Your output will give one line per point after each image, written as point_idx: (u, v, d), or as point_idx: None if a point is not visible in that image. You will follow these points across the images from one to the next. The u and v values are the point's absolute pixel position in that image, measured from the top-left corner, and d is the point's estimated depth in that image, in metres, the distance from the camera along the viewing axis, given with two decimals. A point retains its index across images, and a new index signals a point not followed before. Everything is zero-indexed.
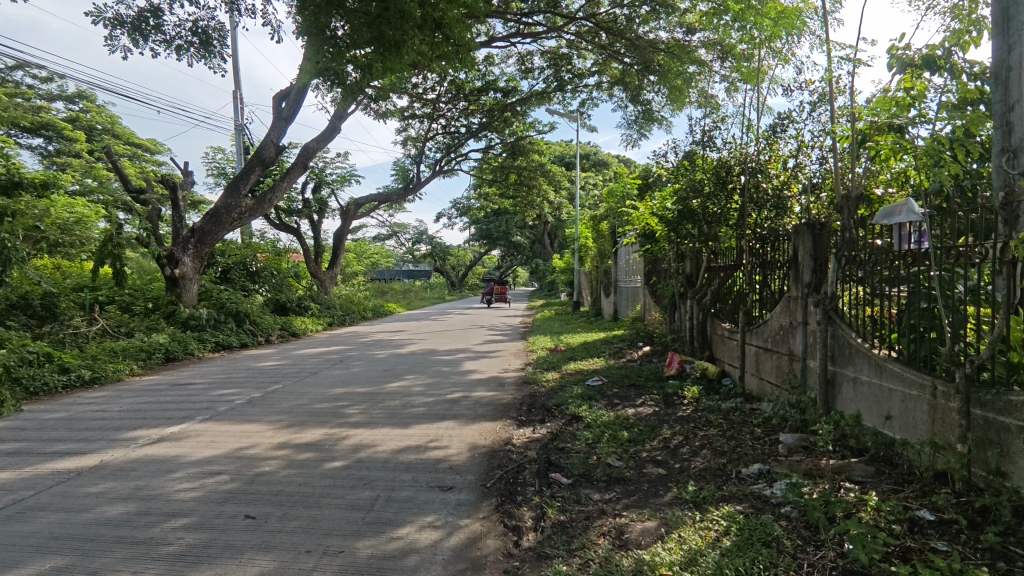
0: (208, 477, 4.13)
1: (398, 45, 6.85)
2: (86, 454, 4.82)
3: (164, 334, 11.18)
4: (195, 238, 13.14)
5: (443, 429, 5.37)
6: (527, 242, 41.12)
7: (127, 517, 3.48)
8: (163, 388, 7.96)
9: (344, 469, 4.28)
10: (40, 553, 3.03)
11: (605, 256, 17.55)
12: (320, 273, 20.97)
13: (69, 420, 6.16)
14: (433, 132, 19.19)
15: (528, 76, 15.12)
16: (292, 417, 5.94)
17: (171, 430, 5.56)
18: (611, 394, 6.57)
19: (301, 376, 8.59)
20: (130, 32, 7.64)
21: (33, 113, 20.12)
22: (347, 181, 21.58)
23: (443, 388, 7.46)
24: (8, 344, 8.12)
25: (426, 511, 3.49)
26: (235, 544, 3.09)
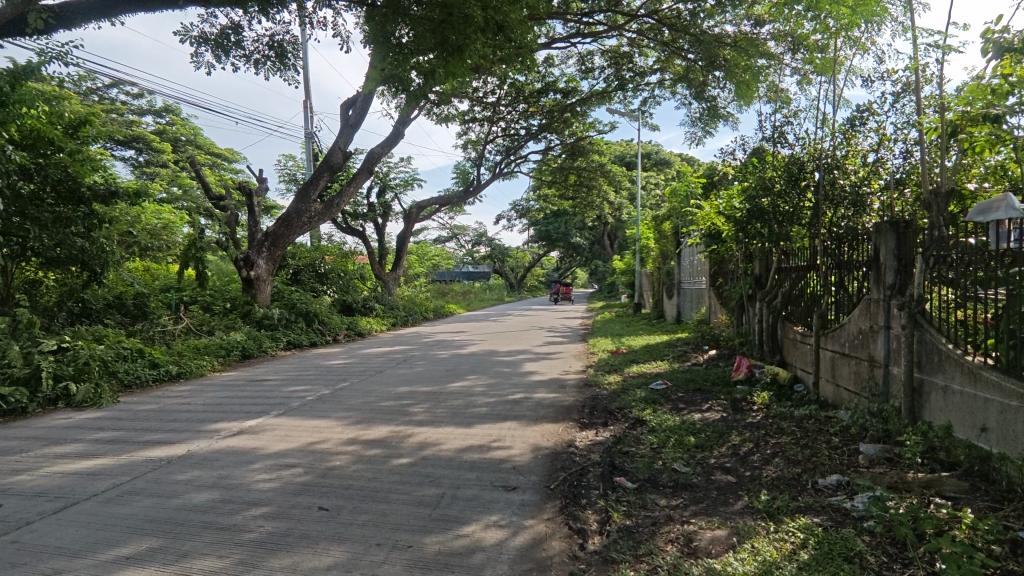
0: (284, 469, 4.34)
1: (460, 50, 6.98)
2: (175, 444, 5.17)
3: (241, 333, 11.83)
4: (269, 241, 13.80)
5: (506, 429, 5.41)
6: (586, 244, 40.86)
7: (212, 504, 3.70)
8: (241, 384, 8.43)
9: (410, 466, 4.39)
10: (138, 534, 3.27)
11: (668, 257, 17.18)
12: (384, 274, 21.59)
13: (158, 412, 6.62)
14: (493, 135, 19.41)
15: (589, 76, 15.04)
16: (360, 414, 6.15)
17: (249, 423, 5.87)
18: (676, 398, 6.42)
19: (368, 375, 8.88)
20: (213, 48, 8.12)
21: (126, 128, 21.81)
22: (410, 185, 22.12)
23: (505, 388, 7.52)
24: (106, 341, 8.79)
25: (490, 510, 3.53)
26: (310, 534, 3.22)
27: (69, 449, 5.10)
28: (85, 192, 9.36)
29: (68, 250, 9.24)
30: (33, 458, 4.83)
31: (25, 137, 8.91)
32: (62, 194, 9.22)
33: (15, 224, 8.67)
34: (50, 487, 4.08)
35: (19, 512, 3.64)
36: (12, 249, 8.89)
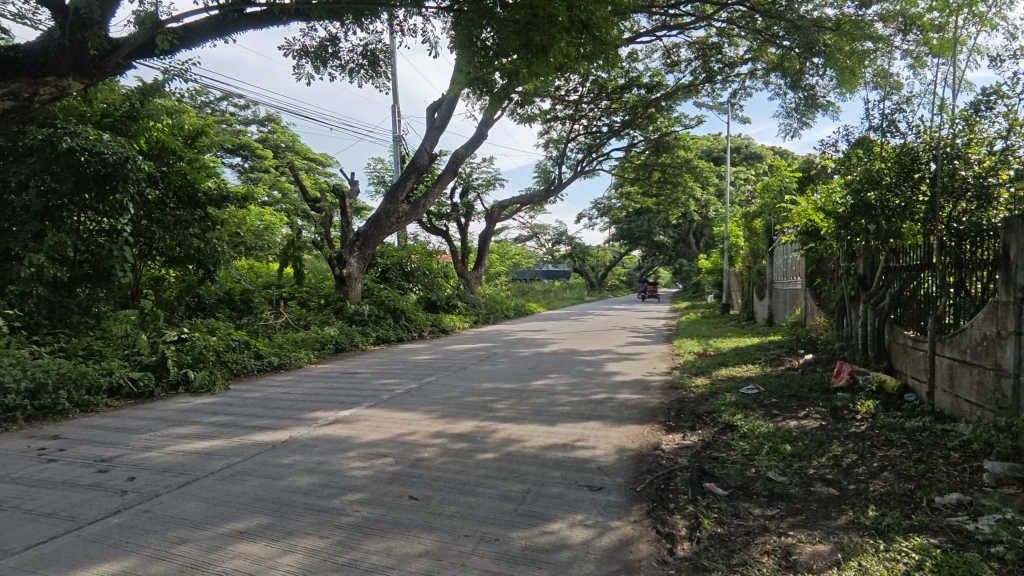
0: (377, 458, 4.56)
1: (545, 50, 7.01)
2: (279, 430, 5.56)
3: (334, 328, 12.51)
4: (360, 241, 14.49)
5: (590, 429, 5.38)
6: (670, 242, 39.74)
7: (312, 487, 3.94)
8: (335, 376, 8.93)
9: (495, 461, 4.47)
10: (249, 511, 3.55)
11: (759, 255, 16.38)
12: (467, 273, 22.06)
13: (264, 400, 7.15)
14: (575, 133, 19.33)
15: (674, 69, 14.62)
16: (446, 408, 6.33)
17: (344, 413, 6.22)
18: (769, 404, 6.11)
19: (452, 371, 9.12)
20: (312, 60, 8.62)
21: (234, 137, 23.70)
22: (492, 185, 22.47)
23: (587, 388, 7.48)
24: (218, 332, 9.58)
25: (576, 509, 3.53)
26: (402, 521, 3.36)
27: (190, 431, 5.62)
28: (202, 197, 10.27)
29: (186, 250, 10.15)
30: (160, 437, 5.37)
31: (152, 147, 9.93)
32: (183, 200, 10.16)
33: (144, 227, 9.64)
34: (174, 464, 4.52)
35: (149, 484, 4.05)
36: (141, 249, 9.89)
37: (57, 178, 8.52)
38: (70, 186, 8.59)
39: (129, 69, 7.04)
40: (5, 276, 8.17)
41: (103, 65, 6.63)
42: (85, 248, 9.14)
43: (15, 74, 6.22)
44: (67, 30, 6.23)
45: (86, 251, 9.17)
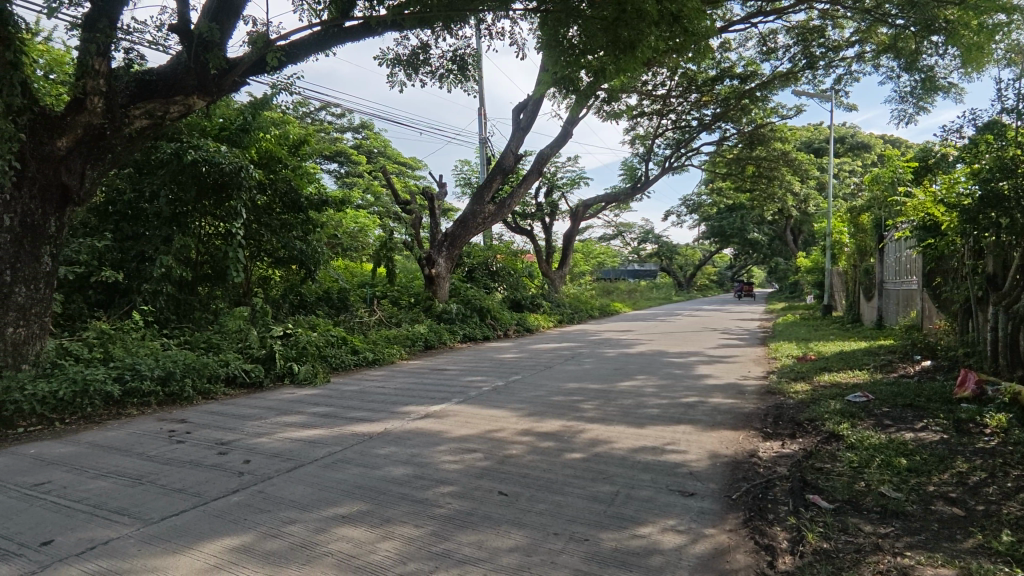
0: (467, 453, 4.68)
1: (633, 45, 6.88)
2: (375, 422, 5.85)
3: (424, 325, 12.94)
4: (448, 242, 14.94)
5: (680, 433, 5.23)
6: (765, 240, 37.72)
7: (407, 478, 4.12)
8: (425, 372, 9.26)
9: (584, 461, 4.45)
10: (350, 497, 3.77)
11: (866, 253, 15.16)
12: (551, 273, 22.08)
13: (360, 393, 7.55)
14: (663, 128, 18.84)
15: (770, 57, 13.88)
16: (533, 406, 6.38)
17: (435, 408, 6.43)
18: (881, 414, 5.65)
19: (538, 369, 9.18)
20: (405, 68, 8.99)
21: (332, 145, 25.15)
22: (577, 184, 22.36)
23: (677, 391, 7.26)
24: (318, 328, 10.22)
25: (668, 513, 3.45)
26: (492, 516, 3.43)
27: (296, 420, 6.04)
28: (304, 202, 11.03)
29: (290, 252, 10.96)
30: (270, 425, 5.81)
31: (262, 157, 10.77)
32: (288, 205, 11.00)
33: (254, 230, 10.51)
34: (283, 450, 4.88)
35: (263, 467, 4.41)
36: (252, 251, 10.77)
37: (183, 187, 9.42)
38: (194, 194, 9.49)
39: (243, 85, 7.68)
40: (141, 275, 9.12)
41: (221, 83, 7.27)
42: (205, 250, 10.07)
43: (151, 95, 6.93)
44: (193, 52, 6.90)
45: (205, 253, 10.10)
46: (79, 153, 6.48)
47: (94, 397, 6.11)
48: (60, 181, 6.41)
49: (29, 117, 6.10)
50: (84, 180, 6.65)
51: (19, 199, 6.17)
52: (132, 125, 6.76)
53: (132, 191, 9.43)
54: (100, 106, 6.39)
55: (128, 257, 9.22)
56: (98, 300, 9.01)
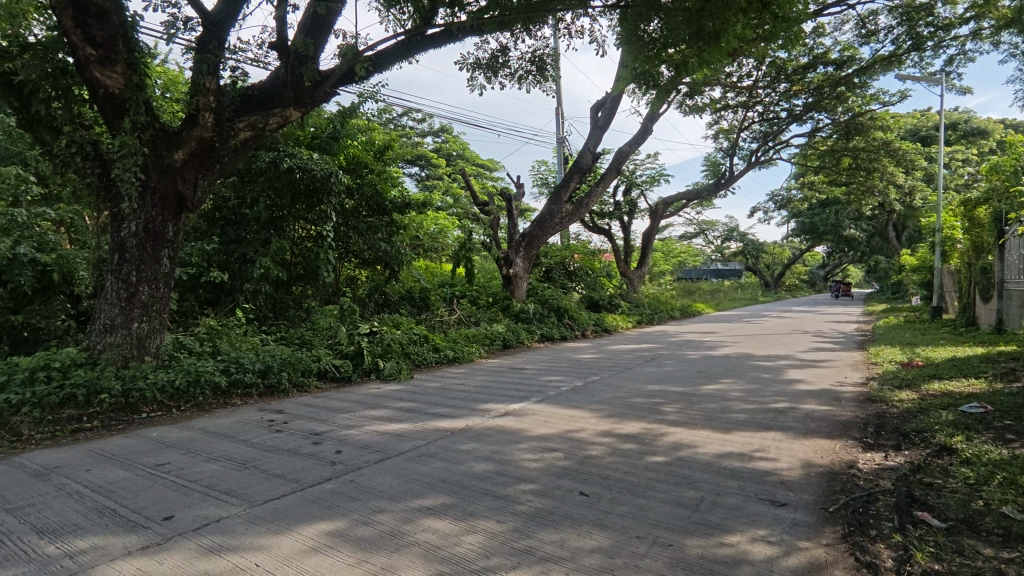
0: (546, 452, 4.70)
1: (718, 36, 6.64)
2: (457, 418, 6.01)
3: (502, 325, 13.12)
4: (525, 242, 15.08)
5: (770, 440, 4.99)
6: (863, 236, 35.15)
7: (488, 474, 4.20)
8: (504, 371, 9.37)
9: (666, 465, 4.35)
10: (435, 490, 3.89)
11: (982, 249, 13.78)
12: (630, 272, 21.70)
13: (442, 390, 7.76)
14: (749, 121, 18.03)
15: (870, 40, 12.93)
16: (612, 408, 6.30)
17: (514, 406, 6.51)
18: (1002, 427, 5.12)
19: (617, 370, 9.05)
20: (484, 72, 9.15)
21: (413, 149, 26.11)
22: (657, 181, 21.85)
23: (765, 395, 6.93)
24: (402, 327, 10.58)
25: (757, 523, 3.30)
26: (573, 515, 3.43)
27: (382, 414, 6.31)
28: (388, 205, 11.60)
29: (376, 253, 11.49)
30: (358, 418, 6.10)
31: (349, 163, 11.37)
32: (373, 208, 11.55)
33: (343, 232, 11.12)
34: (372, 442, 5.10)
35: (353, 458, 4.64)
36: (341, 252, 11.34)
37: (279, 193, 10.08)
38: (288, 199, 10.16)
39: (335, 95, 8.08)
40: (243, 276, 9.83)
41: (315, 94, 7.69)
42: (298, 252, 10.68)
43: (253, 108, 7.46)
44: (290, 66, 7.37)
45: (299, 255, 10.69)
46: (192, 164, 7.07)
47: (204, 386, 6.66)
48: (177, 190, 7.02)
49: (151, 133, 6.78)
50: (197, 189, 7.25)
51: (143, 207, 6.85)
52: (237, 138, 7.30)
53: (235, 199, 10.22)
54: (211, 121, 6.96)
55: (232, 259, 9.98)
56: (207, 298, 9.81)
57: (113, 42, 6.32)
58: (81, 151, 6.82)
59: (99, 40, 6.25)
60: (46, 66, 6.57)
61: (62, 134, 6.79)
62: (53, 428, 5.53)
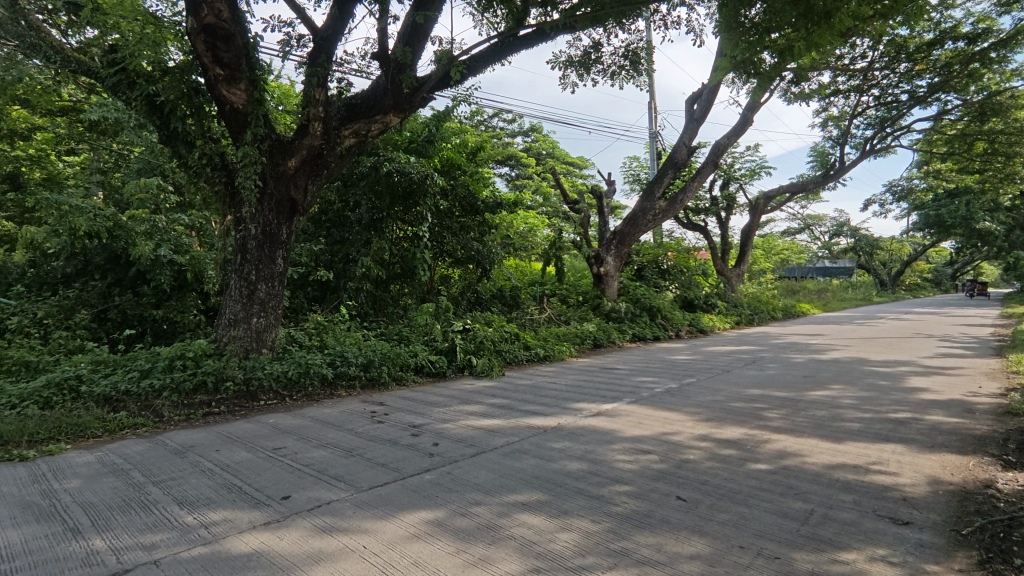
0: (641, 454, 4.61)
1: (828, 15, 6.30)
2: (549, 416, 6.04)
3: (593, 324, 12.98)
4: (616, 240, 14.88)
5: (889, 452, 4.59)
6: (1001, 230, 31.30)
7: (582, 473, 4.19)
8: (595, 370, 9.28)
9: (771, 473, 4.13)
10: (529, 486, 3.94)
11: None
12: (727, 271, 20.76)
13: (534, 388, 7.82)
14: (864, 106, 16.65)
15: (1011, 8, 11.50)
16: (710, 412, 6.06)
17: (606, 407, 6.44)
18: None
19: (715, 373, 8.68)
20: (577, 69, 9.11)
21: (503, 149, 26.55)
22: (757, 174, 20.74)
23: (883, 404, 6.37)
24: (493, 324, 10.77)
25: (875, 542, 3.05)
26: (671, 520, 3.34)
27: (476, 409, 6.47)
28: (480, 205, 11.90)
29: (468, 252, 11.81)
30: (454, 412, 6.30)
31: (444, 165, 11.74)
32: (466, 209, 11.89)
33: (437, 233, 11.55)
34: (467, 436, 5.26)
35: (449, 451, 4.80)
36: (436, 251, 11.76)
37: (379, 195, 10.61)
38: (387, 202, 10.66)
39: (431, 100, 8.38)
40: (347, 275, 10.45)
41: (412, 100, 8.00)
42: (396, 252, 11.17)
43: (357, 116, 7.88)
44: (390, 75, 7.71)
45: (397, 255, 11.18)
46: (303, 170, 7.61)
47: (313, 377, 7.17)
48: (290, 195, 7.58)
49: (268, 144, 7.38)
50: (307, 193, 7.79)
51: (261, 212, 7.46)
52: (342, 145, 7.80)
53: (339, 202, 10.89)
54: (319, 130, 7.47)
55: (336, 258, 10.65)
56: (314, 296, 10.54)
57: (238, 62, 6.94)
58: (210, 162, 7.56)
59: (226, 61, 6.86)
60: (182, 87, 7.34)
61: (194, 147, 7.55)
62: (188, 411, 6.17)
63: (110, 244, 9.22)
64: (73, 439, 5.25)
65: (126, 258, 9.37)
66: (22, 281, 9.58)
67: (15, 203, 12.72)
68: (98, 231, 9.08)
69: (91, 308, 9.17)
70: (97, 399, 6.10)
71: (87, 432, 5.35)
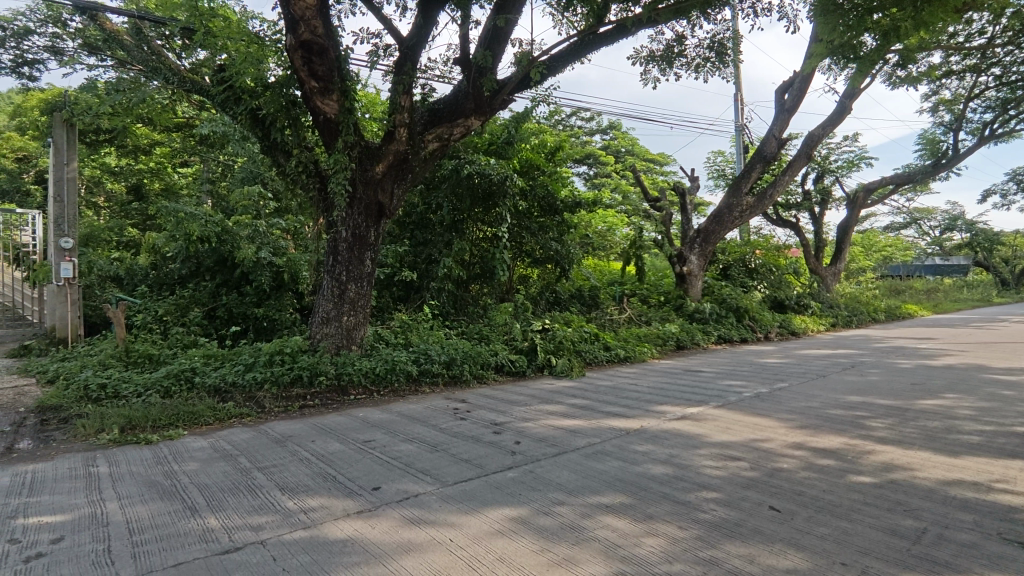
0: (730, 461, 4.44)
1: None
2: (632, 418, 5.93)
3: (675, 324, 12.60)
4: (700, 238, 14.37)
5: (1016, 470, 4.13)
6: None
7: (668, 478, 4.08)
8: (679, 372, 9.01)
9: (876, 487, 3.84)
10: (613, 488, 3.90)
11: None
12: (822, 270, 19.49)
13: (615, 389, 7.71)
14: (982, 86, 15.10)
15: None
16: (806, 419, 5.72)
17: (692, 410, 6.24)
18: None
19: (810, 378, 8.17)
20: (659, 64, 8.89)
21: (582, 148, 26.37)
22: (856, 166, 19.35)
23: (1008, 416, 5.74)
24: (572, 324, 10.72)
25: (1000, 568, 2.77)
26: (764, 531, 3.19)
27: (557, 409, 6.48)
28: (560, 205, 11.88)
29: (547, 252, 11.84)
30: (535, 412, 6.33)
31: (523, 166, 11.82)
32: (545, 209, 11.92)
33: (516, 233, 11.67)
34: (549, 436, 5.27)
35: (531, 450, 4.84)
36: (515, 251, 11.88)
37: (460, 197, 10.85)
38: (467, 203, 10.88)
39: (511, 102, 8.47)
40: (430, 275, 10.79)
41: (493, 102, 8.12)
42: (476, 252, 11.36)
43: (439, 120, 8.11)
44: (471, 79, 7.88)
45: (477, 255, 11.36)
46: (390, 176, 7.91)
47: (399, 373, 7.45)
48: (377, 200, 7.90)
49: (358, 150, 7.73)
50: (393, 197, 8.08)
51: (351, 216, 7.85)
52: (426, 149, 8.05)
53: (422, 205, 11.22)
54: (405, 135, 7.74)
55: (420, 259, 11.03)
56: (399, 295, 10.95)
57: (331, 74, 7.32)
58: (306, 170, 8.03)
59: (320, 74, 7.25)
60: (281, 100, 7.84)
61: (292, 156, 8.06)
62: (286, 403, 6.60)
63: (219, 247, 10.01)
64: (189, 426, 5.75)
65: (232, 261, 10.14)
66: (145, 282, 10.62)
67: (139, 212, 14.13)
68: (208, 236, 9.84)
69: (203, 306, 10.02)
70: (209, 389, 6.65)
71: (200, 420, 5.83)
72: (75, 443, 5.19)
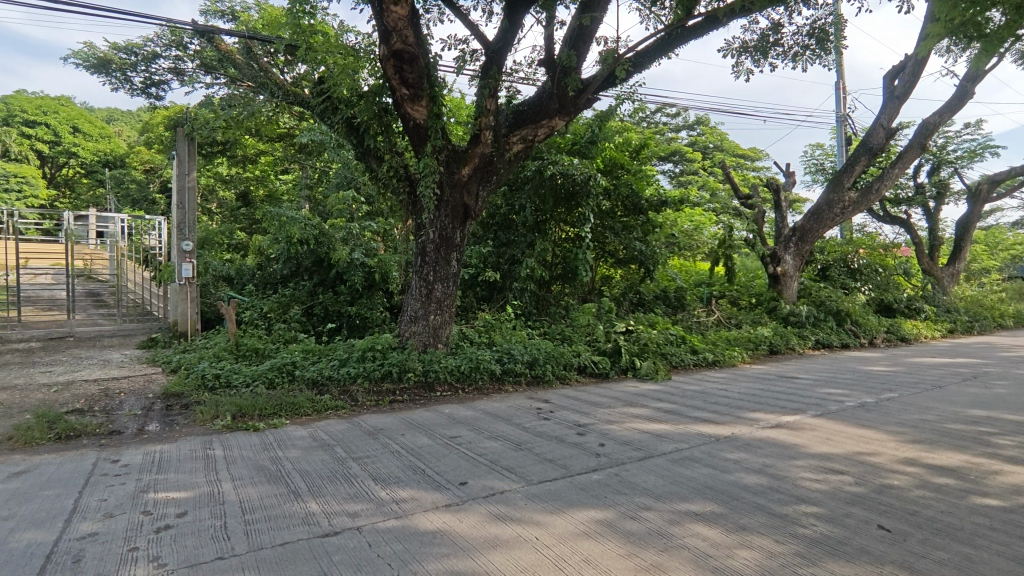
0: (832, 474, 4.15)
1: None
2: (722, 425, 5.70)
3: (768, 327, 11.97)
4: (796, 237, 13.59)
5: None
6: None
7: (762, 488, 3.89)
8: (772, 378, 8.54)
9: (1004, 511, 3.46)
10: (703, 496, 3.76)
11: None
12: (937, 270, 17.77)
13: (703, 394, 7.43)
14: None
15: None
16: (919, 433, 5.25)
17: (787, 418, 5.90)
18: None
19: (924, 388, 7.48)
20: (753, 55, 8.48)
21: (667, 145, 25.63)
22: (978, 156, 17.53)
23: None
24: (657, 326, 10.47)
25: None
26: (872, 551, 2.97)
27: (642, 412, 6.33)
28: (644, 204, 11.63)
29: (631, 252, 11.64)
30: (619, 414, 6.23)
31: (607, 165, 11.68)
32: (629, 208, 11.72)
33: (599, 233, 11.56)
34: (634, 439, 5.17)
35: (617, 453, 4.77)
36: (598, 252, 11.78)
37: (543, 198, 10.88)
38: (550, 203, 10.88)
39: (595, 101, 8.40)
40: (512, 275, 10.90)
41: (578, 101, 8.08)
42: (559, 253, 11.38)
43: (525, 121, 8.19)
44: (556, 79, 7.90)
45: (559, 255, 11.38)
46: (476, 178, 8.06)
47: (482, 372, 7.59)
48: (463, 202, 8.09)
49: (445, 154, 7.95)
50: (479, 199, 8.22)
51: (438, 218, 8.08)
52: (510, 151, 8.18)
53: (505, 206, 11.36)
54: (490, 138, 7.89)
55: (503, 260, 11.17)
56: (483, 295, 11.15)
57: (420, 81, 7.56)
58: (396, 174, 8.37)
59: (411, 81, 7.51)
60: (374, 108, 8.20)
61: (384, 161, 8.43)
62: (377, 397, 6.90)
63: (316, 249, 10.61)
64: (291, 416, 6.16)
65: (328, 262, 10.71)
66: (253, 281, 11.49)
67: (247, 217, 15.34)
68: (307, 239, 10.48)
69: (302, 304, 10.68)
70: (308, 382, 7.08)
71: (300, 411, 6.22)
72: (194, 427, 5.71)
